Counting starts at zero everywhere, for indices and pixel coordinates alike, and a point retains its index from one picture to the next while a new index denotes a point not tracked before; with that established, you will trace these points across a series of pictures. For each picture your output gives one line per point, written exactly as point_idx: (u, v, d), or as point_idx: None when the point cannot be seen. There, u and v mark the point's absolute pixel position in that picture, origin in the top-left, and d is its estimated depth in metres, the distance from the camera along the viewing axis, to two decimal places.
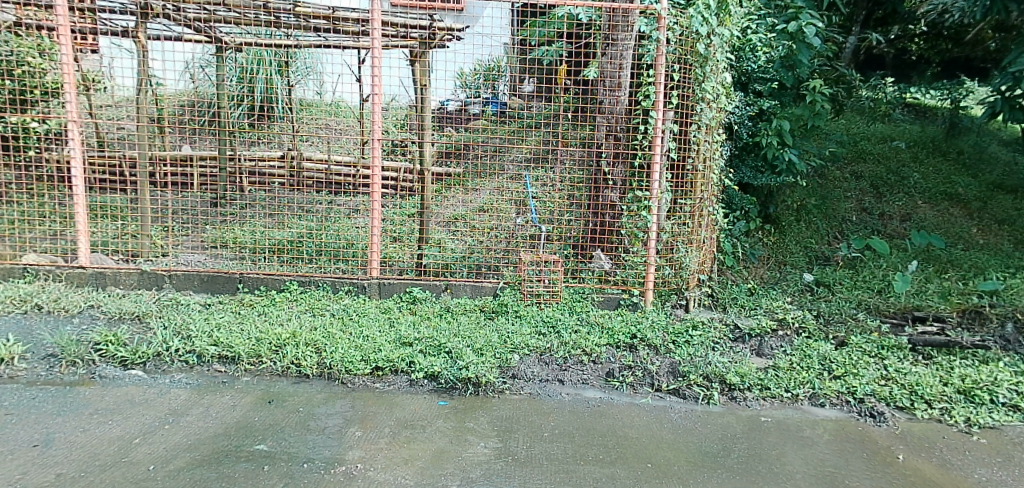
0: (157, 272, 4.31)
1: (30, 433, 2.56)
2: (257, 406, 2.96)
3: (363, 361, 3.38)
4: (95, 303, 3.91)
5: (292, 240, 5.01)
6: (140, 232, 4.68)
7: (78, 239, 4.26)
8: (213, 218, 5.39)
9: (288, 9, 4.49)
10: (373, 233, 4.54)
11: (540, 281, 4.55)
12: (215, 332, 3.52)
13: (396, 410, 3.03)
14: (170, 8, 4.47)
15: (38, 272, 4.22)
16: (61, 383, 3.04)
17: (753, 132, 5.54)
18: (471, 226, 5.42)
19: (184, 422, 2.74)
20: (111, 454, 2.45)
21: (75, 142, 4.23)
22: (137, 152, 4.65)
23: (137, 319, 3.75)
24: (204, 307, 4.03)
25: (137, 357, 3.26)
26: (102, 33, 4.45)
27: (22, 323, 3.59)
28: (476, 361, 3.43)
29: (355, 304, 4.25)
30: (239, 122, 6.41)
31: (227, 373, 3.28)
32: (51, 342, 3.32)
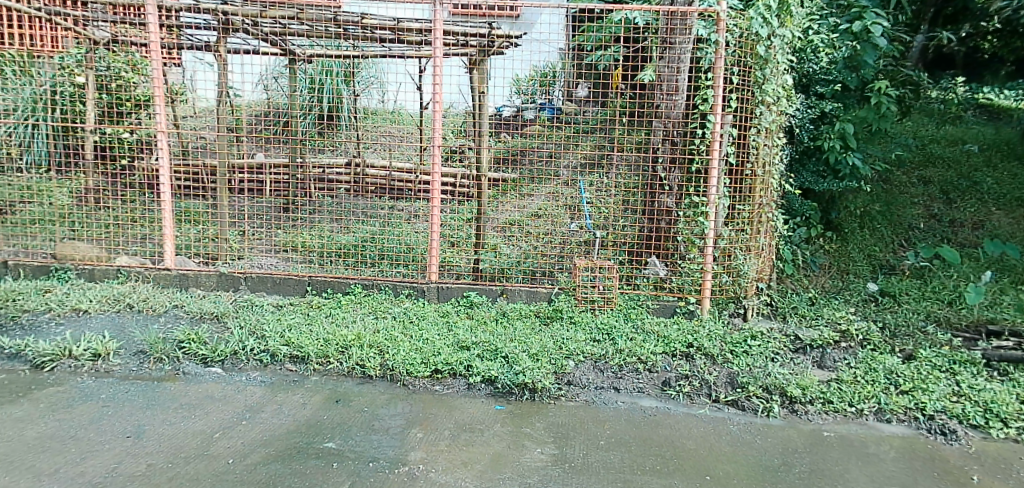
0: (234, 274, 4.54)
1: (123, 424, 2.75)
2: (325, 405, 3.09)
3: (423, 364, 3.48)
4: (179, 303, 4.15)
5: (356, 244, 5.21)
6: (219, 235, 4.96)
7: (165, 242, 4.53)
8: (283, 222, 5.65)
9: (356, 22, 4.70)
10: (433, 238, 4.67)
11: (595, 288, 4.54)
12: (286, 333, 3.70)
13: (455, 413, 3.12)
14: (249, 23, 4.73)
15: (130, 273, 4.50)
16: (150, 378, 3.26)
17: (815, 135, 5.37)
18: (526, 230, 5.53)
19: (260, 419, 2.89)
20: (196, 447, 2.60)
21: (163, 151, 4.49)
22: (218, 161, 4.92)
23: (216, 319, 3.97)
24: (277, 308, 4.22)
25: (217, 355, 3.45)
26: (188, 48, 4.79)
27: (117, 322, 3.85)
28: (532, 367, 3.48)
29: (415, 308, 4.37)
30: (307, 130, 6.72)
31: (298, 373, 3.44)
32: (142, 340, 3.54)
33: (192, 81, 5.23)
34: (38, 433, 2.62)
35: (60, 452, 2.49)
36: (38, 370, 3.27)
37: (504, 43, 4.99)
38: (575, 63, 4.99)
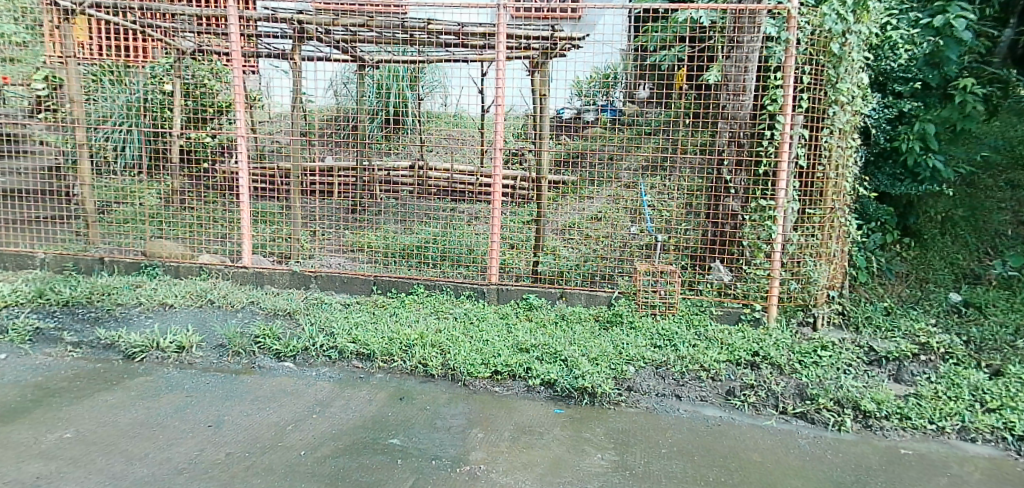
0: (305, 273, 4.73)
1: (204, 414, 2.90)
2: (390, 402, 3.17)
3: (483, 365, 3.52)
4: (254, 299, 4.35)
5: (419, 245, 5.33)
6: (291, 236, 5.18)
7: (242, 241, 4.75)
8: (350, 223, 5.84)
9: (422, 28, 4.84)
10: (493, 240, 4.72)
11: (655, 293, 4.48)
12: (353, 330, 3.82)
13: (516, 415, 3.13)
14: (322, 31, 4.95)
15: (211, 270, 4.76)
16: (228, 371, 3.42)
17: (892, 136, 5.14)
18: (586, 234, 5.51)
19: (329, 413, 2.99)
20: (270, 438, 2.72)
21: (242, 156, 4.72)
22: (291, 164, 5.16)
23: (289, 315, 4.14)
24: (344, 306, 4.37)
25: (290, 350, 3.60)
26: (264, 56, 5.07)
27: (199, 316, 4.07)
28: (592, 371, 3.46)
29: (476, 309, 4.43)
30: (374, 133, 6.91)
31: (364, 369, 3.55)
32: (221, 334, 3.73)
33: (268, 88, 5.48)
34: (129, 420, 2.79)
35: (149, 438, 2.64)
36: (129, 360, 3.49)
37: (566, 45, 5.00)
38: (637, 64, 4.97)
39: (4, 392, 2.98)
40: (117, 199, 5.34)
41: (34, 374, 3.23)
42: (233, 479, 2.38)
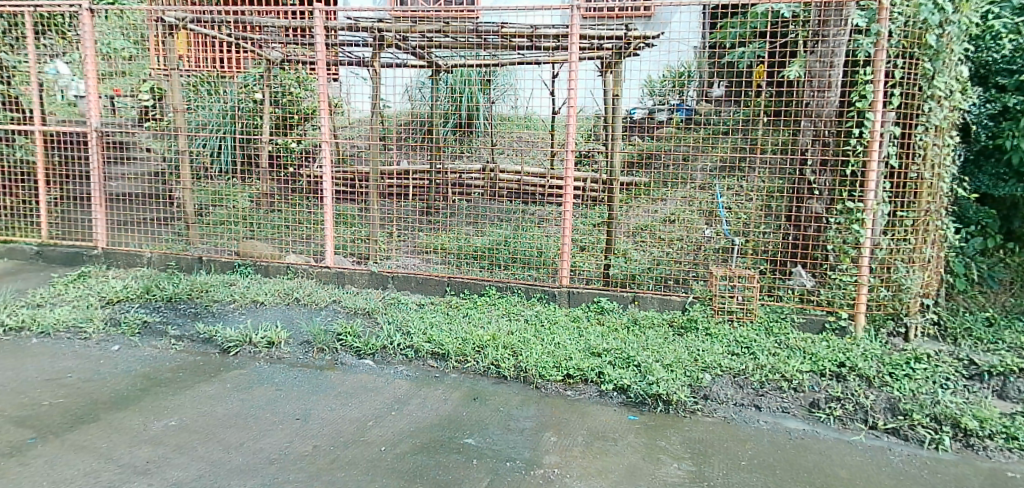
0: (383, 274, 4.88)
1: (291, 408, 3.03)
2: (464, 402, 3.22)
3: (556, 368, 3.51)
4: (336, 298, 4.53)
5: (491, 248, 5.40)
6: (370, 237, 5.38)
7: (326, 242, 4.97)
8: (424, 225, 5.99)
9: (496, 32, 4.94)
10: (565, 242, 4.72)
11: (733, 298, 4.33)
12: (429, 330, 3.91)
13: (589, 420, 3.10)
14: (400, 38, 5.18)
15: (297, 269, 4.98)
16: (313, 366, 3.58)
17: (996, 134, 4.66)
18: (659, 237, 5.42)
19: (406, 411, 3.07)
20: (352, 432, 2.82)
21: (327, 160, 4.94)
22: (371, 167, 5.38)
23: (368, 315, 4.29)
24: (420, 306, 4.48)
25: (369, 348, 3.72)
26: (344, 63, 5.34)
27: (286, 313, 4.28)
28: (667, 378, 3.38)
29: (547, 311, 4.43)
30: (446, 137, 7.07)
31: (439, 369, 3.61)
32: (307, 331, 3.91)
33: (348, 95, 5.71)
34: (225, 411, 2.96)
35: (242, 429, 2.80)
36: (225, 353, 3.70)
37: (640, 44, 4.94)
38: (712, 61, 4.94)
39: (116, 380, 3.23)
40: (213, 202, 5.77)
41: (142, 364, 3.47)
42: (320, 471, 2.48)
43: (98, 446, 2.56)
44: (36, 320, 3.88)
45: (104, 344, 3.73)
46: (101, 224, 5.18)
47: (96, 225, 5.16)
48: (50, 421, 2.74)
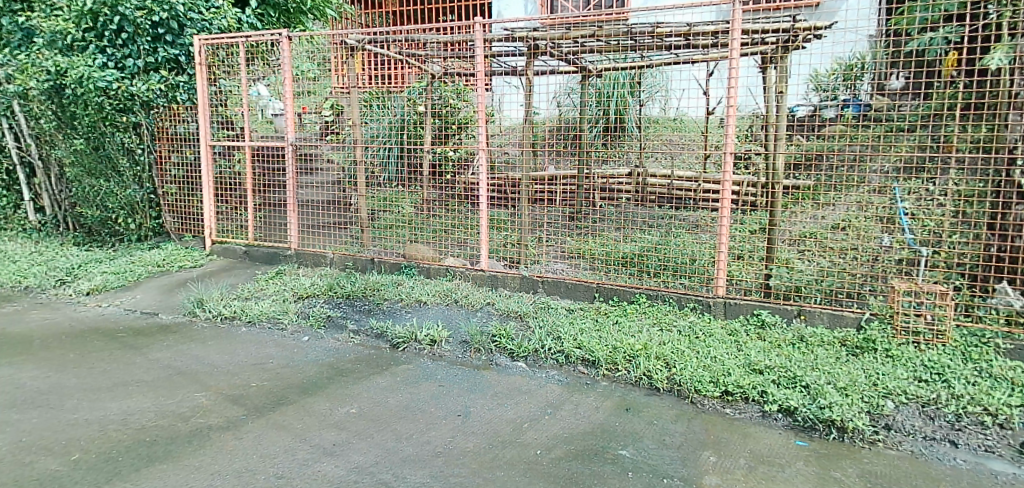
0: (533, 278, 5.00)
1: (453, 405, 3.20)
2: (617, 412, 3.19)
3: (713, 383, 3.36)
4: (490, 301, 4.71)
5: (640, 254, 5.31)
6: (521, 241, 5.56)
7: (481, 247, 5.21)
8: (572, 230, 6.04)
9: (650, 32, 4.82)
10: (721, 250, 4.50)
11: (920, 317, 3.87)
12: (580, 336, 3.93)
13: (751, 442, 2.93)
14: (551, 44, 5.31)
15: (455, 272, 5.28)
16: (471, 366, 3.75)
17: None
18: (826, 246, 4.99)
19: (560, 416, 3.11)
20: (509, 434, 2.91)
21: (483, 167, 5.20)
22: (522, 174, 5.55)
23: (520, 318, 4.41)
24: (570, 311, 4.52)
25: (522, 351, 3.83)
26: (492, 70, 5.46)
27: (445, 313, 4.53)
28: (841, 402, 3.09)
29: (701, 322, 4.26)
30: (595, 141, 7.09)
31: (590, 376, 3.62)
32: (465, 331, 4.11)
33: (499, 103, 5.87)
34: (395, 403, 3.20)
35: (410, 421, 3.00)
36: (394, 348, 4.00)
37: (809, 36, 4.52)
38: (890, 50, 4.35)
39: (305, 368, 3.62)
40: (383, 208, 6.21)
41: (325, 354, 3.86)
42: (481, 468, 2.59)
43: (293, 427, 2.88)
44: (243, 311, 4.47)
45: (296, 334, 4.19)
46: (294, 229, 5.85)
47: (290, 230, 5.83)
48: (255, 401, 3.14)
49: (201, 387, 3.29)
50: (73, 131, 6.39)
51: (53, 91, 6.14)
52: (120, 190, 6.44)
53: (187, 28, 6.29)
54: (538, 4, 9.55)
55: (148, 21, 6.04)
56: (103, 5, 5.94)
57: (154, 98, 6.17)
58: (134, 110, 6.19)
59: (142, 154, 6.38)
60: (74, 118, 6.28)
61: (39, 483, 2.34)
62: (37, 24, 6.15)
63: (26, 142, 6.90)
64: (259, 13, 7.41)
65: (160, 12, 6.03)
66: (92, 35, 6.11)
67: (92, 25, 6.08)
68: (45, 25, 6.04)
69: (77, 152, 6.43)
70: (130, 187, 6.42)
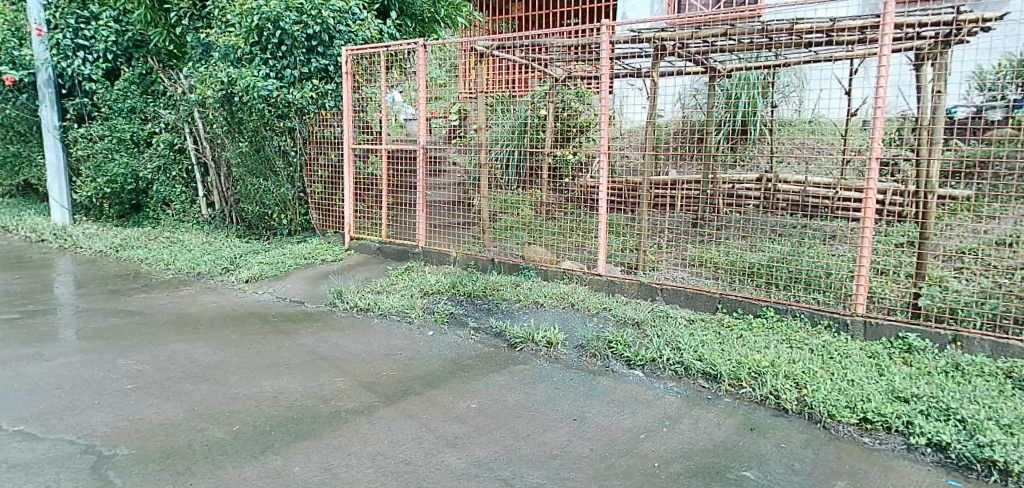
0: (652, 285, 4.93)
1: (569, 408, 3.23)
2: (740, 431, 3.05)
3: (849, 409, 3.12)
4: (607, 306, 4.69)
5: (767, 265, 5.06)
6: (640, 246, 5.50)
7: (598, 251, 5.23)
8: (694, 237, 5.85)
9: (787, 29, 4.59)
10: (861, 266, 4.17)
11: None
12: (701, 348, 3.81)
13: (893, 477, 2.69)
14: (678, 45, 5.22)
15: (572, 275, 5.35)
16: (587, 371, 3.75)
17: None
18: (988, 264, 4.47)
19: (679, 430, 3.04)
20: (626, 443, 2.88)
21: (604, 171, 5.23)
22: (643, 178, 5.51)
23: (637, 325, 4.35)
24: (690, 322, 4.39)
25: (640, 360, 3.77)
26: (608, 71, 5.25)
27: (562, 316, 4.57)
28: (1006, 442, 2.75)
29: (837, 342, 3.96)
30: (721, 145, 6.83)
31: (711, 390, 3.49)
32: (582, 335, 4.12)
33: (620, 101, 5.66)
34: (513, 401, 3.28)
35: (528, 421, 3.07)
36: (512, 348, 4.10)
37: (972, 29, 4.14)
38: None
39: (430, 362, 3.80)
40: (502, 209, 6.23)
41: (448, 349, 4.04)
42: (597, 474, 2.59)
43: (419, 417, 3.04)
44: (375, 304, 4.78)
45: (422, 328, 4.42)
46: (423, 227, 6.30)
47: (420, 229, 6.29)
48: (385, 390, 3.35)
49: (338, 372, 3.56)
50: (239, 135, 7.14)
51: (225, 99, 6.90)
52: (275, 188, 7.11)
53: (336, 40, 6.86)
54: (666, 4, 9.38)
55: (304, 35, 6.64)
56: (267, 21, 6.57)
57: (306, 105, 6.76)
58: (289, 116, 6.84)
59: (294, 156, 7.05)
60: (240, 124, 7.02)
61: (207, 448, 2.65)
62: (215, 40, 6.98)
63: (204, 145, 7.81)
64: (398, 23, 7.90)
65: (314, 25, 6.61)
66: (257, 48, 6.76)
67: (257, 39, 6.73)
68: (221, 41, 6.80)
69: (242, 154, 7.20)
70: (284, 186, 7.11)
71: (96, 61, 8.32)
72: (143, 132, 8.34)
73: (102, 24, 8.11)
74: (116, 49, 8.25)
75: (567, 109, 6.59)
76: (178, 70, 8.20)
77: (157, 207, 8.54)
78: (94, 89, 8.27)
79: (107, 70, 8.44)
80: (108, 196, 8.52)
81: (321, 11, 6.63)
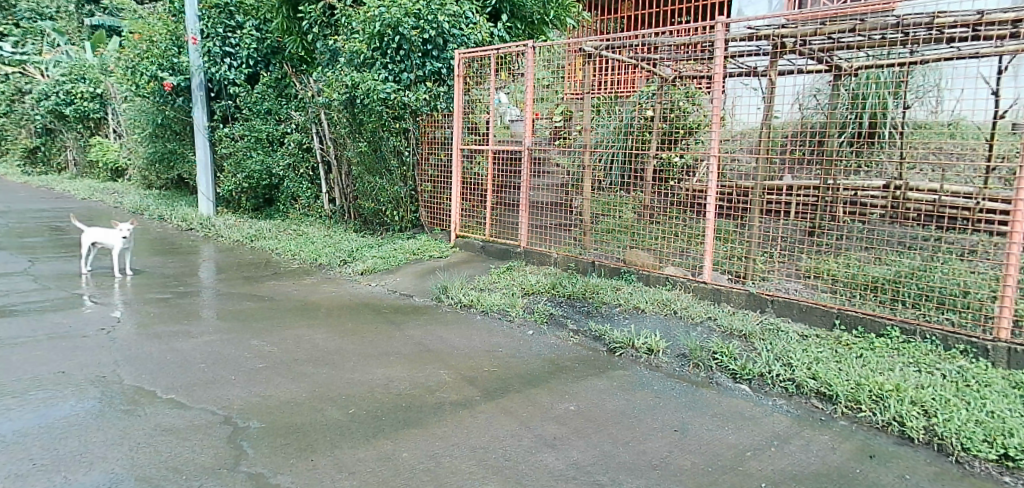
0: (762, 296, 4.72)
1: (670, 418, 3.17)
2: (858, 457, 2.86)
3: (988, 443, 2.83)
4: (713, 316, 4.54)
5: (892, 280, 4.70)
6: (749, 254, 5.28)
7: (704, 259, 5.12)
8: (809, 247, 5.53)
9: (927, 24, 4.21)
10: (1006, 285, 3.78)
11: None
12: (814, 366, 3.60)
13: None
14: (801, 42, 4.98)
15: (675, 282, 5.23)
16: (689, 381, 3.66)
17: None
18: None
19: (789, 450, 2.90)
20: (731, 459, 2.79)
21: (714, 175, 5.08)
22: (755, 183, 5.28)
23: (744, 338, 4.17)
24: (803, 337, 4.16)
25: (747, 374, 3.63)
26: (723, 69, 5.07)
27: (664, 323, 4.47)
28: None
29: (974, 368, 3.60)
30: (843, 150, 6.41)
31: (825, 411, 3.29)
32: (684, 344, 4.02)
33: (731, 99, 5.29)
34: (613, 406, 3.26)
35: (628, 427, 3.04)
36: (612, 353, 4.07)
37: None
38: None
39: (530, 360, 3.86)
40: (604, 212, 6.15)
41: (547, 350, 4.08)
42: None
43: (519, 414, 3.10)
44: (478, 301, 4.92)
45: (522, 327, 4.49)
46: (526, 227, 6.39)
47: (522, 228, 6.38)
48: (487, 385, 3.44)
49: (443, 365, 3.70)
50: (360, 136, 7.63)
51: (348, 101, 7.42)
52: (389, 186, 7.50)
53: (450, 43, 7.10)
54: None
55: (420, 39, 6.93)
56: (388, 27, 6.93)
57: (420, 107, 7.08)
58: (404, 118, 7.20)
59: (407, 155, 7.39)
60: (361, 125, 7.48)
61: (325, 428, 2.85)
62: (342, 46, 7.47)
63: (328, 144, 8.35)
64: (508, 26, 8.08)
65: (430, 30, 6.88)
66: (379, 53, 7.15)
67: (378, 44, 7.12)
68: (346, 47, 7.27)
69: (361, 153, 7.68)
70: (397, 184, 7.47)
71: (240, 67, 9.19)
72: (277, 132, 9.01)
73: (246, 33, 8.95)
74: (257, 55, 9.07)
75: (676, 110, 6.44)
76: (308, 75, 8.84)
77: (286, 202, 9.21)
78: (237, 92, 9.12)
79: (248, 76, 9.27)
80: (246, 190, 9.34)
81: (437, 17, 6.89)
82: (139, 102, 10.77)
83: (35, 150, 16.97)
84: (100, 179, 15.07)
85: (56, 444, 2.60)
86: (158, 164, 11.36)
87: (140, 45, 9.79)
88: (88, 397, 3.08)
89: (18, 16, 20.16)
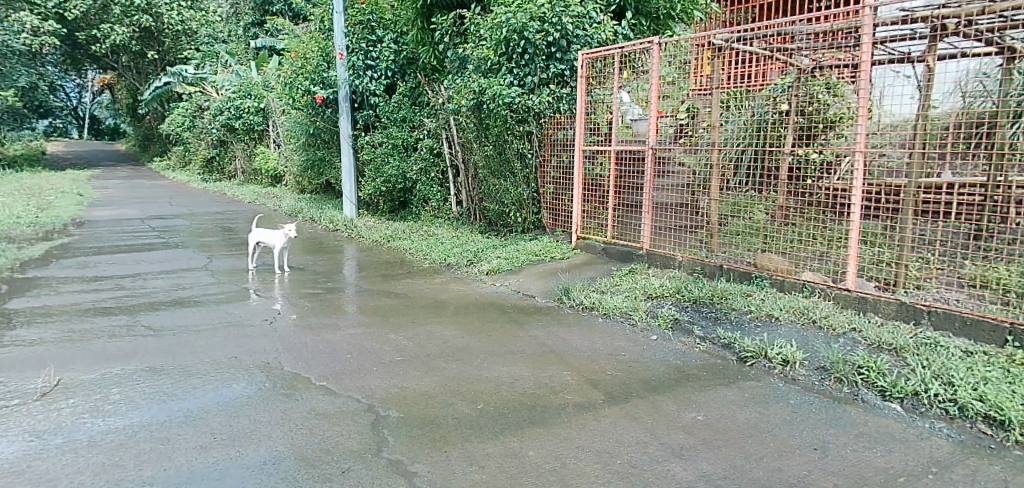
0: (916, 306, 4.30)
1: (809, 435, 2.98)
2: None
3: None
4: (857, 327, 4.19)
5: None
6: (900, 260, 4.81)
7: (848, 263, 4.75)
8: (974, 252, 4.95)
9: None
10: None
11: None
12: (982, 386, 3.22)
13: None
14: (965, 23, 4.53)
15: (813, 289, 4.93)
16: (831, 397, 3.41)
17: None
18: None
19: (950, 479, 2.62)
20: (880, 484, 2.58)
21: (858, 172, 4.72)
22: (907, 182, 4.81)
23: (895, 352, 3.82)
24: (967, 354, 3.73)
25: (898, 392, 3.33)
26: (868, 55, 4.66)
27: (800, 333, 4.20)
28: None
29: None
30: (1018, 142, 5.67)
31: (995, 438, 2.94)
32: (824, 357, 3.76)
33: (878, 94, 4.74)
34: (745, 419, 3.13)
35: (762, 442, 2.90)
36: (742, 363, 3.90)
37: None
38: None
39: (656, 366, 3.79)
40: (732, 213, 5.95)
41: (673, 356, 3.98)
42: None
43: (645, 421, 3.06)
44: (601, 304, 4.90)
45: (646, 332, 4.42)
46: (649, 228, 6.29)
47: (646, 230, 6.30)
48: (612, 389, 3.42)
49: (566, 367, 3.74)
50: (486, 140, 7.89)
51: (476, 107, 7.70)
52: (513, 188, 7.67)
53: (573, 44, 7.12)
54: None
55: (544, 42, 7.04)
56: (514, 32, 7.10)
57: (544, 109, 7.19)
58: (528, 120, 7.35)
59: (531, 158, 7.52)
60: (488, 129, 7.74)
61: (456, 421, 2.99)
62: (471, 54, 7.78)
63: (456, 148, 8.71)
64: (633, 23, 7.98)
65: (554, 32, 6.96)
66: (505, 58, 7.35)
67: (504, 50, 7.33)
68: (475, 54, 7.56)
69: (487, 157, 7.93)
70: (520, 187, 7.62)
71: (380, 78, 9.86)
72: (411, 138, 9.49)
73: (385, 46, 9.63)
74: (394, 66, 9.70)
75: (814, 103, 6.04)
76: (438, 82, 9.29)
77: (417, 204, 9.70)
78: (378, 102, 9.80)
79: (387, 86, 9.92)
80: (382, 193, 9.98)
81: (561, 19, 6.95)
82: (294, 114, 11.88)
83: (210, 160, 19.22)
84: (262, 185, 16.78)
85: (231, 421, 2.95)
86: (309, 171, 12.45)
87: (296, 63, 10.80)
88: (253, 381, 3.44)
89: (198, 41, 22.96)
